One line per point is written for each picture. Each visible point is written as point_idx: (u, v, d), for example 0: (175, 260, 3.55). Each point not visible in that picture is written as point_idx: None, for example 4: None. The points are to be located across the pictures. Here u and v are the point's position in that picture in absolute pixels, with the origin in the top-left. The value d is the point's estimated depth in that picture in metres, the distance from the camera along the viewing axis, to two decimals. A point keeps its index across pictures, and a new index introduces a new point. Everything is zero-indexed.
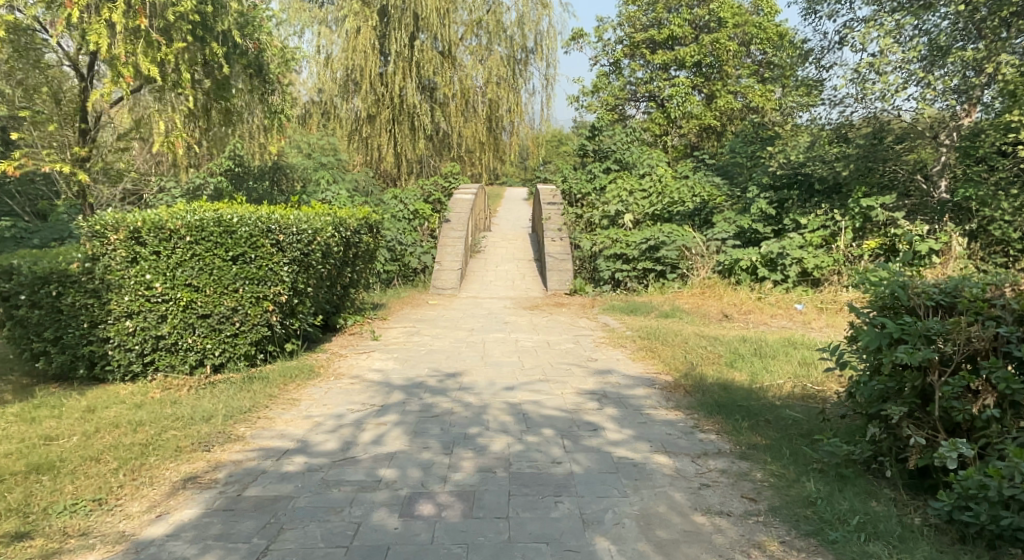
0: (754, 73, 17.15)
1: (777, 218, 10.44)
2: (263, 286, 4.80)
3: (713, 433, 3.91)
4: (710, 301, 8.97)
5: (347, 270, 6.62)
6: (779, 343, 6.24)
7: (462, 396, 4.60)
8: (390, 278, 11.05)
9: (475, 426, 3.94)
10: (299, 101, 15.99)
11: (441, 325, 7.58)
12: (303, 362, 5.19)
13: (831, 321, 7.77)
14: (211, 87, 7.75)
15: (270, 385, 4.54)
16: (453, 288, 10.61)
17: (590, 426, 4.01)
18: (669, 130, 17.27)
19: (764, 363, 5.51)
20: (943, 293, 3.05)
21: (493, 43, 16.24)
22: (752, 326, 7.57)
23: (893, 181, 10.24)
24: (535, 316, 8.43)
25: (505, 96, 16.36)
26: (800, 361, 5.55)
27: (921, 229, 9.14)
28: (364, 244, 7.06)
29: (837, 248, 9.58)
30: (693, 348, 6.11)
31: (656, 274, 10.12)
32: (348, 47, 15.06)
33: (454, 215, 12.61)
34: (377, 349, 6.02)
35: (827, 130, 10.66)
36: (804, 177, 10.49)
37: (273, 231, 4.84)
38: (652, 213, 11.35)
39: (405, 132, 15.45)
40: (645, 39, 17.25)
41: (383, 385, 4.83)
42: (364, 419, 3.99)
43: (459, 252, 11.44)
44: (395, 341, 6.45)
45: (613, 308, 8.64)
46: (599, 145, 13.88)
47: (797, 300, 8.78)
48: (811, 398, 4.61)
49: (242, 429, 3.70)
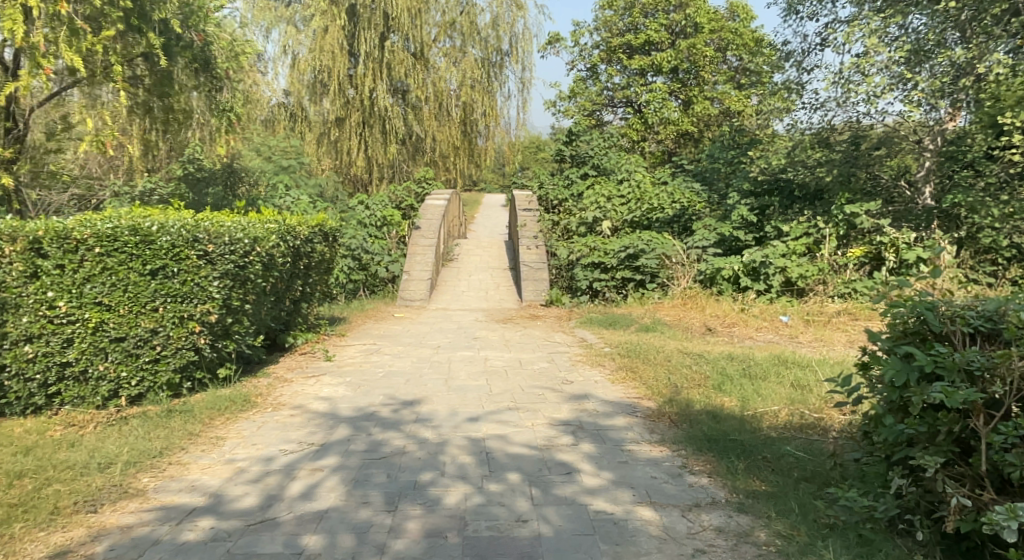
0: (730, 79, 16.80)
1: (758, 226, 10.05)
2: (188, 304, 4.22)
3: (704, 476, 3.37)
4: (691, 313, 8.46)
5: (297, 283, 6.02)
6: (770, 361, 5.69)
7: (418, 430, 4.02)
8: (355, 288, 10.44)
9: (428, 471, 3.36)
10: (264, 102, 15.33)
11: (405, 341, 6.97)
12: (238, 390, 4.58)
13: (820, 335, 7.26)
14: (152, 84, 7.15)
15: (192, 421, 3.93)
16: (422, 299, 9.97)
17: (563, 468, 3.45)
18: (646, 136, 16.84)
19: (755, 385, 4.97)
20: (982, 317, 2.59)
21: (466, 45, 15.69)
22: (738, 342, 7.04)
23: (878, 187, 9.83)
24: (508, 330, 7.85)
25: (479, 100, 15.79)
26: (794, 383, 5.01)
27: (905, 236, 8.80)
28: (318, 253, 6.45)
29: (821, 257, 9.15)
30: (676, 367, 5.58)
31: (635, 284, 9.59)
32: (315, 47, 14.45)
33: (423, 221, 11.98)
34: (328, 373, 5.42)
35: (807, 134, 10.01)
36: (785, 183, 10.21)
37: (200, 241, 4.28)
38: (631, 221, 10.89)
39: (376, 136, 14.85)
40: (621, 43, 16.81)
41: (327, 418, 4.24)
42: (296, 464, 3.41)
43: (428, 260, 10.81)
44: (350, 362, 5.86)
45: (590, 321, 8.11)
46: (576, 151, 13.50)
47: (782, 312, 8.29)
48: (812, 430, 4.07)
49: (145, 480, 3.12)
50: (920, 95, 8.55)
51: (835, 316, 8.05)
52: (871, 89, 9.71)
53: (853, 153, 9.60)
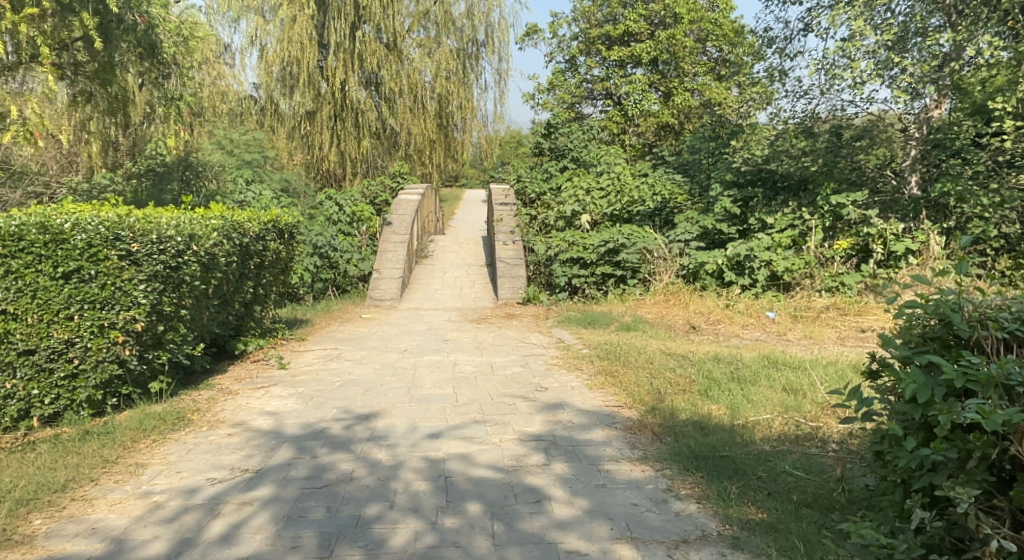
0: (710, 71, 16.45)
1: (742, 218, 9.68)
2: (108, 310, 3.75)
3: (692, 502, 2.96)
4: (674, 311, 8.06)
5: (247, 284, 5.53)
6: (758, 362, 5.30)
7: (370, 450, 3.57)
8: (323, 288, 9.96)
9: (374, 503, 2.92)
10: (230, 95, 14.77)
11: (369, 345, 6.50)
12: (171, 407, 4.11)
13: (808, 332, 6.90)
14: (93, 71, 6.65)
15: (110, 445, 3.46)
16: (392, 299, 9.48)
17: (532, 495, 3.02)
18: (627, 128, 16.44)
19: (744, 390, 4.57)
20: (1018, 320, 2.21)
21: (441, 36, 15.17)
22: (723, 341, 6.64)
23: (863, 176, 9.48)
24: (481, 331, 7.41)
25: (455, 91, 15.27)
26: (785, 387, 4.62)
27: (893, 226, 8.54)
28: (272, 250, 5.96)
29: (807, 249, 8.79)
30: (659, 371, 5.16)
31: (615, 280, 9.18)
32: (283, 36, 13.87)
33: (396, 216, 11.46)
34: (279, 383, 4.96)
35: (791, 124, 9.64)
36: (769, 174, 9.77)
37: (122, 239, 3.82)
38: (610, 214, 10.46)
39: (349, 130, 14.33)
40: (600, 34, 16.41)
41: (271, 438, 3.79)
42: (222, 497, 2.96)
43: (400, 257, 10.31)
44: (305, 370, 5.39)
45: (568, 320, 7.68)
46: (555, 143, 13.09)
47: (769, 307, 7.91)
48: (808, 443, 3.68)
49: (36, 524, 2.67)
50: (905, 84, 8.31)
51: (824, 311, 7.68)
52: (856, 76, 9.34)
53: (835, 142, 9.27)
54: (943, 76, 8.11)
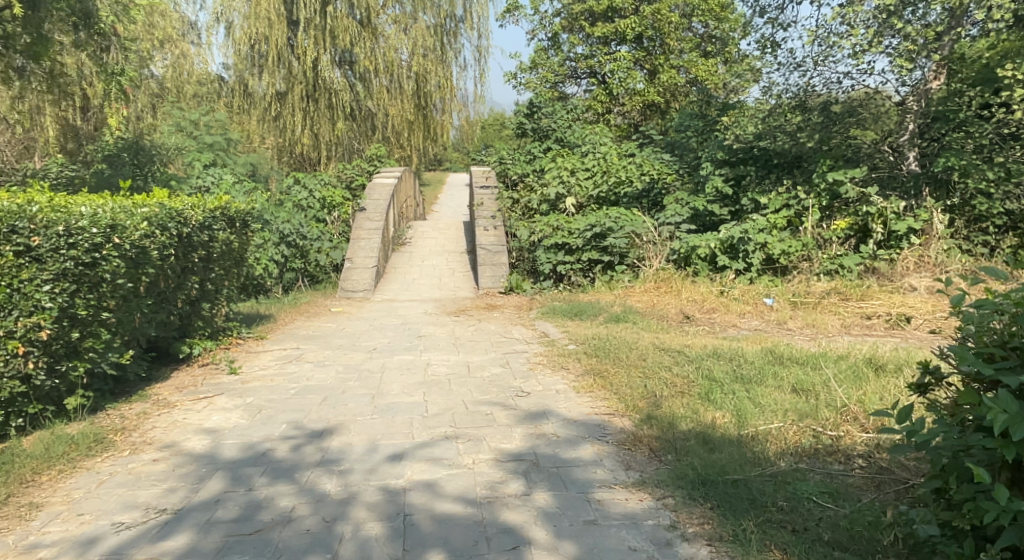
0: (696, 47, 15.89)
1: (734, 198, 9.14)
2: (4, 315, 3.23)
3: (702, 544, 2.45)
4: (666, 299, 7.54)
5: (191, 280, 4.95)
6: (761, 358, 4.74)
7: (318, 479, 3.02)
8: (292, 279, 9.35)
9: (312, 555, 2.40)
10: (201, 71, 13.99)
11: (335, 343, 5.92)
12: (90, 428, 3.54)
13: (809, 319, 6.37)
14: (24, 44, 6.02)
15: (2, 482, 2.92)
16: (366, 290, 8.88)
17: (507, 539, 2.50)
18: (612, 108, 15.84)
19: (749, 393, 4.03)
20: None
21: (417, 11, 14.43)
22: (720, 333, 6.10)
23: (858, 154, 8.90)
24: (458, 326, 6.84)
25: (433, 70, 14.54)
26: (795, 388, 4.09)
27: (893, 205, 8.06)
28: (221, 242, 5.37)
29: (805, 231, 8.27)
30: (653, 370, 4.63)
31: (603, 266, 8.63)
32: (250, 12, 13.12)
33: (370, 201, 10.81)
34: (225, 393, 4.38)
35: (784, 98, 9.02)
36: (761, 152, 9.22)
37: (19, 231, 3.32)
38: (596, 196, 9.89)
39: (322, 111, 13.63)
40: (583, 10, 15.75)
41: (203, 464, 3.24)
42: (125, 552, 2.44)
43: (374, 246, 9.71)
44: (259, 375, 4.81)
45: (553, 311, 7.13)
46: (539, 124, 12.52)
47: (766, 293, 7.39)
48: (831, 457, 3.16)
49: None
50: (907, 51, 7.72)
51: (824, 296, 7.14)
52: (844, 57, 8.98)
53: (828, 117, 8.79)
54: (941, 44, 7.76)
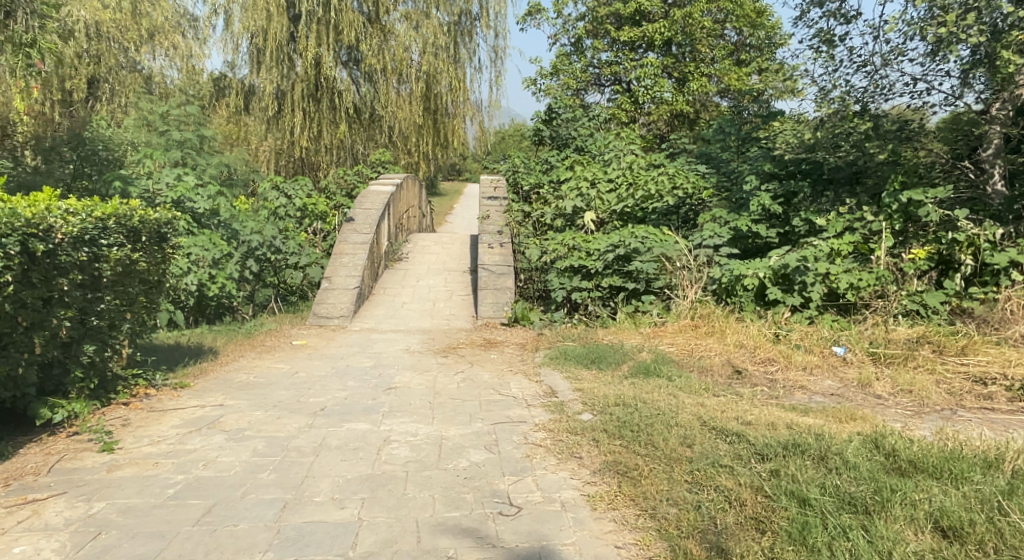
0: (729, 55, 14.42)
1: (784, 218, 7.60)
2: None
3: None
4: (707, 342, 6.04)
5: (58, 313, 3.54)
6: (867, 461, 3.18)
7: None
8: (263, 300, 7.98)
9: None
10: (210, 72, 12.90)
11: (274, 398, 4.48)
12: None
13: (902, 380, 4.85)
14: None
15: None
16: (343, 316, 7.46)
17: None
18: (636, 117, 14.34)
19: (869, 537, 2.55)
20: None
21: (430, 7, 13.05)
22: (784, 400, 4.57)
23: (931, 171, 7.17)
24: (443, 371, 5.39)
25: (444, 70, 13.13)
26: (943, 533, 2.61)
27: (989, 231, 6.30)
28: (119, 261, 3.93)
29: (875, 260, 6.58)
30: (708, 475, 3.10)
31: (626, 294, 7.15)
32: (248, 2, 11.84)
33: (359, 211, 9.38)
34: (69, 490, 2.96)
35: (849, 101, 7.40)
36: (814, 165, 7.69)
37: None
38: (620, 212, 8.38)
39: (323, 112, 12.31)
40: (608, 13, 14.35)
41: None
42: None
43: (359, 263, 8.31)
44: (138, 455, 3.38)
45: (565, 354, 5.65)
46: (557, 131, 11.15)
47: (834, 339, 5.89)
48: None
49: None
50: (1016, 42, 6.06)
51: (913, 347, 5.54)
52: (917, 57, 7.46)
53: (897, 123, 7.28)
54: None
